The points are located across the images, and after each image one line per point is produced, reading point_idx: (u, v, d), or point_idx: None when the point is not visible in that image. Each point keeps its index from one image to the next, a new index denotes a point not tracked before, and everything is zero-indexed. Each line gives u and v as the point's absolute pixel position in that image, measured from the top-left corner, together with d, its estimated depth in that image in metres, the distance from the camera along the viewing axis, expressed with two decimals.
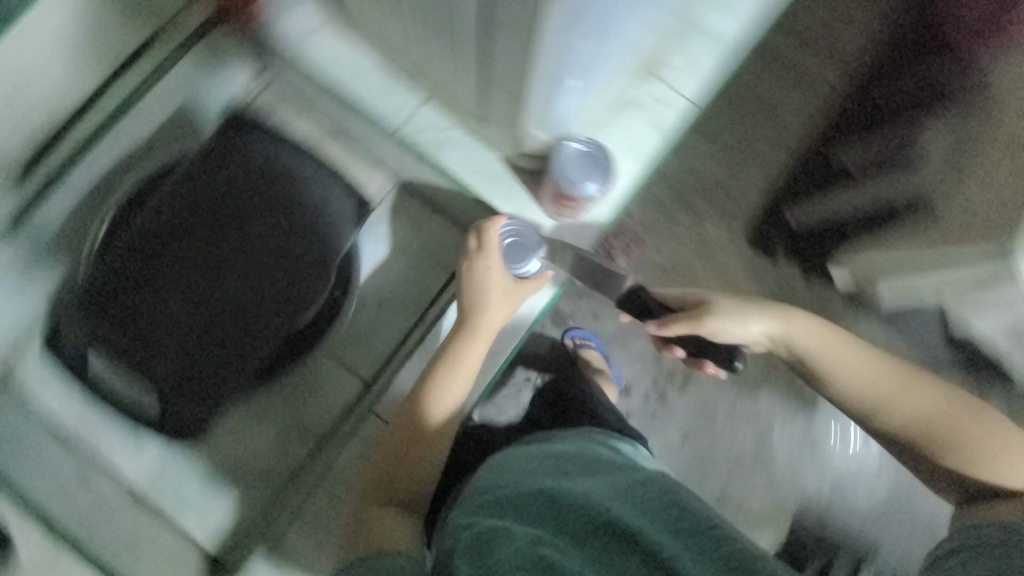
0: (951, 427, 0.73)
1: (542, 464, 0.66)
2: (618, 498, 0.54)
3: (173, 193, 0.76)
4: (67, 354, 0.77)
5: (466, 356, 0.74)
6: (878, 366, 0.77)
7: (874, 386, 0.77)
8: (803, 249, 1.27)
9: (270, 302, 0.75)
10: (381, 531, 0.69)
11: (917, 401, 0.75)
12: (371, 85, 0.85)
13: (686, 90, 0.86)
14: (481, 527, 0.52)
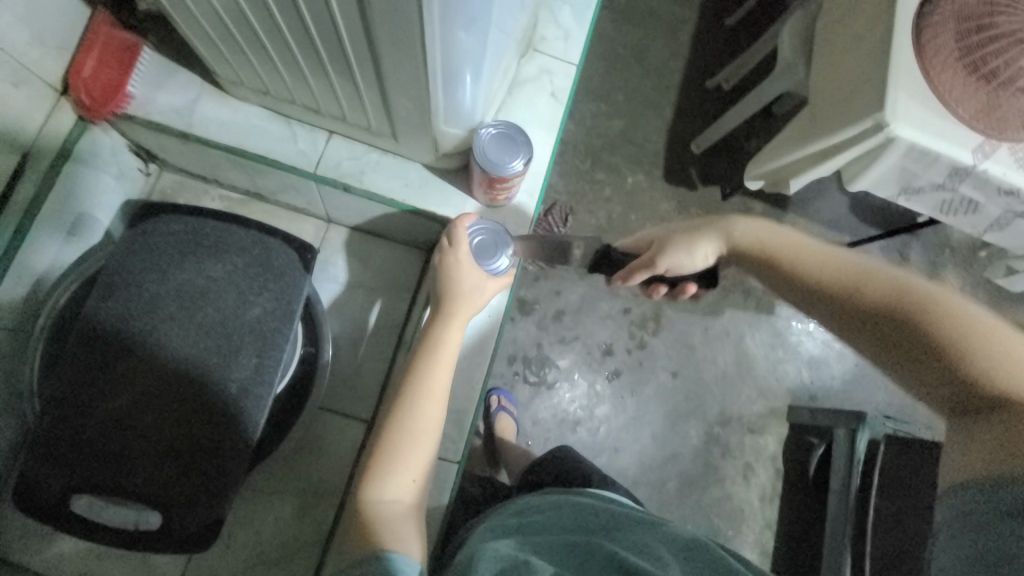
0: (923, 309, 0.55)
1: (563, 515, 0.68)
2: (627, 549, 0.56)
3: (101, 304, 0.71)
4: (30, 509, 0.66)
5: (445, 349, 0.71)
6: (843, 269, 0.59)
7: (831, 267, 0.60)
8: (717, 176, 1.58)
9: (236, 370, 0.71)
10: (377, 525, 0.57)
11: (879, 292, 0.57)
12: (270, 136, 0.81)
13: (569, 56, 0.90)
14: (508, 549, 0.55)
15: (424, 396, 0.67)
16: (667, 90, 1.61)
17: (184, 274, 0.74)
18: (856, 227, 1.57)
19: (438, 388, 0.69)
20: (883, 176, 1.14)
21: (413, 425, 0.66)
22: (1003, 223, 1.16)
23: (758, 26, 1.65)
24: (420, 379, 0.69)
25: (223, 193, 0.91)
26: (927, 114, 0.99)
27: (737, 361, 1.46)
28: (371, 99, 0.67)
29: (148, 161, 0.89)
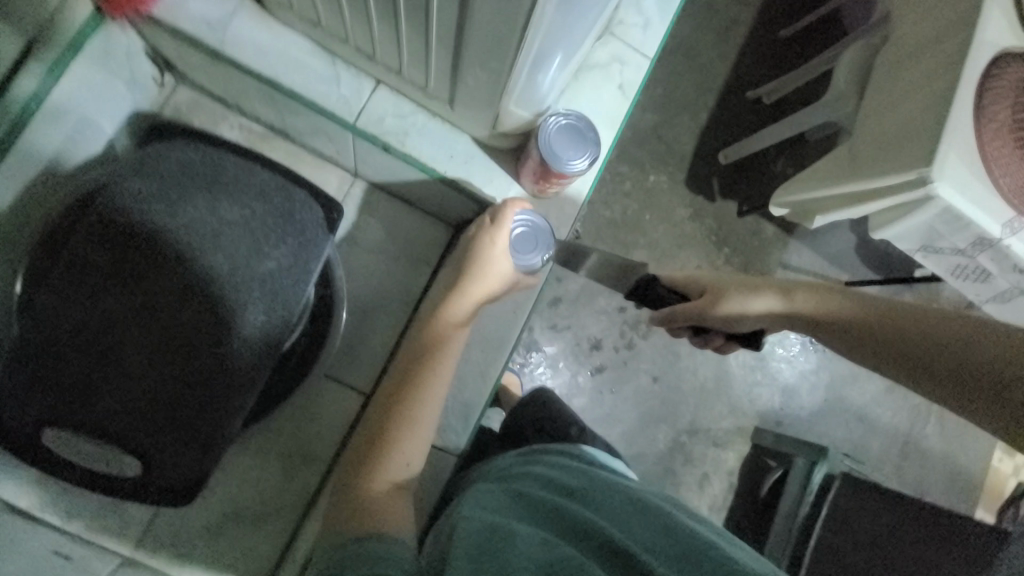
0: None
1: (542, 474, 0.61)
2: (620, 524, 0.50)
3: (101, 229, 0.64)
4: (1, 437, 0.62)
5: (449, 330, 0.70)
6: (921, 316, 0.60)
7: (867, 317, 0.61)
8: (737, 192, 1.55)
9: (240, 327, 0.66)
10: (368, 504, 0.54)
11: (987, 346, 0.54)
12: (311, 73, 0.73)
13: (644, 48, 0.83)
14: (485, 525, 0.48)
15: (427, 379, 0.66)
16: (709, 93, 1.55)
17: (196, 213, 0.67)
18: (857, 268, 1.58)
19: (441, 373, 0.67)
20: (908, 229, 1.12)
21: (415, 408, 0.64)
22: (1006, 298, 1.18)
23: (812, 43, 1.58)
24: (426, 361, 0.67)
25: (245, 122, 0.82)
26: (973, 180, 0.95)
27: (716, 378, 1.48)
28: (438, 60, 0.60)
29: (164, 72, 0.79)
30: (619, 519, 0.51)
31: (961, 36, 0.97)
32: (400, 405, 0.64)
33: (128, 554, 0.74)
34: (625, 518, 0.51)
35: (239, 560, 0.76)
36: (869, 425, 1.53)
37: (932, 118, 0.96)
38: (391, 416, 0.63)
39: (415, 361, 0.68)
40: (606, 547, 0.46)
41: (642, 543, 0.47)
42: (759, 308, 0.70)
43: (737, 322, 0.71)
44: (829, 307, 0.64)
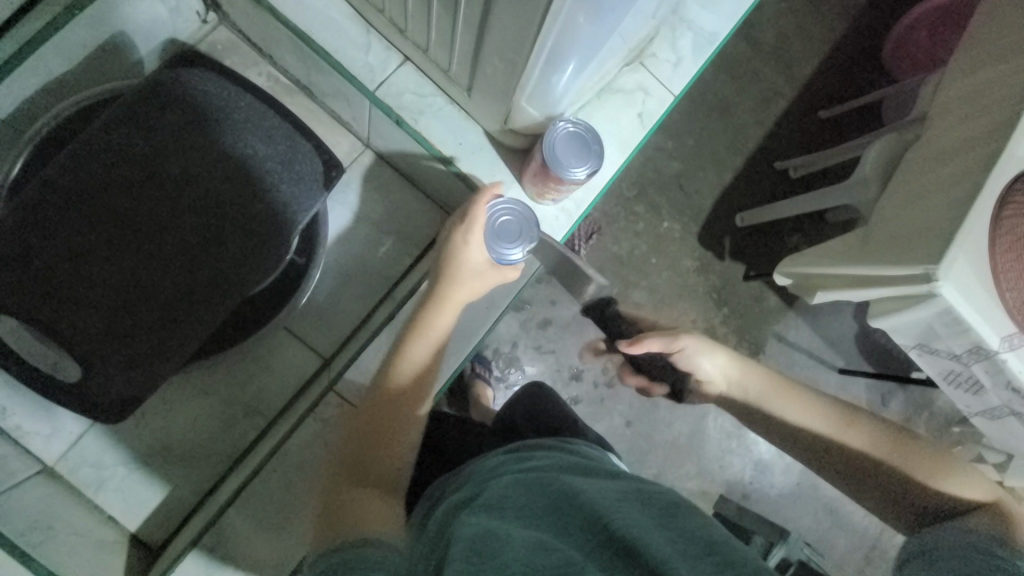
0: (912, 451, 0.72)
1: (535, 465, 0.57)
2: (618, 507, 0.46)
3: (107, 136, 0.65)
4: None
5: (432, 334, 0.71)
6: (836, 413, 0.76)
7: (816, 413, 0.77)
8: (747, 256, 1.54)
9: (220, 258, 0.67)
10: (349, 509, 0.57)
11: (855, 438, 0.74)
12: (344, 37, 0.76)
13: (672, 85, 0.85)
14: (480, 529, 0.43)
15: (409, 402, 0.68)
16: (737, 154, 1.56)
17: (200, 141, 0.69)
18: (854, 358, 1.55)
19: (422, 397, 0.69)
20: (906, 325, 1.05)
21: (395, 424, 0.66)
22: (997, 415, 1.12)
23: (849, 130, 1.59)
24: (409, 382, 0.69)
25: (273, 73, 0.86)
26: (979, 287, 0.89)
27: (690, 435, 1.45)
28: (462, 43, 0.63)
29: (209, 10, 0.81)
30: (624, 507, 0.46)
31: (989, 146, 0.93)
32: (380, 422, 0.66)
33: (49, 463, 0.74)
34: (631, 507, 0.46)
35: (157, 495, 0.76)
36: (837, 519, 1.47)
37: (937, 210, 0.97)
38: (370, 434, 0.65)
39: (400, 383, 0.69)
40: (602, 532, 0.42)
41: (649, 532, 0.42)
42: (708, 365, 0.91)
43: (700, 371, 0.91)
44: (775, 404, 0.81)
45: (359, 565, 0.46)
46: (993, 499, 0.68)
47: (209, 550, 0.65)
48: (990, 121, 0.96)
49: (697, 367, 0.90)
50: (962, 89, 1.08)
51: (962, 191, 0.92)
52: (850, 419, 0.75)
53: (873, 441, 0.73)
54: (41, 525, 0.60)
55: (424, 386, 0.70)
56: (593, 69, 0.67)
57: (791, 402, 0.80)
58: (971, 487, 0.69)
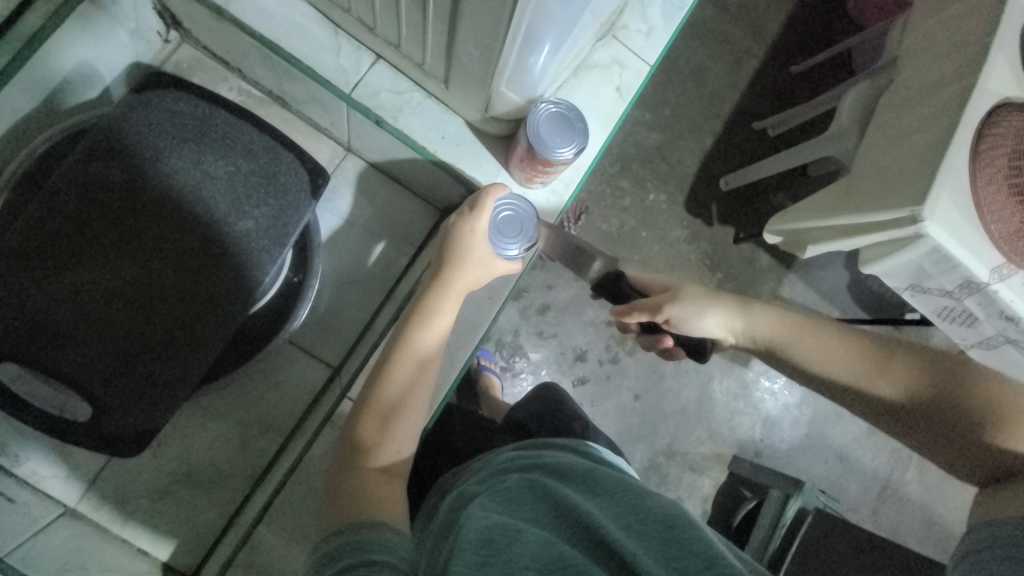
0: (962, 387, 0.64)
1: (538, 468, 0.60)
2: (616, 513, 0.49)
3: (84, 167, 0.64)
4: None
5: (437, 322, 0.69)
6: (861, 360, 0.69)
7: (836, 358, 0.70)
8: (736, 219, 1.55)
9: (213, 281, 0.66)
10: (360, 495, 0.57)
11: (888, 383, 0.68)
12: (313, 41, 0.75)
13: (646, 54, 0.85)
14: (488, 521, 0.47)
15: (407, 407, 0.64)
16: (714, 117, 1.57)
17: (180, 164, 0.68)
18: (848, 307, 1.57)
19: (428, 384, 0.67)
20: (896, 268, 1.08)
21: (393, 428, 0.63)
22: (992, 344, 1.14)
23: (822, 82, 1.60)
24: (409, 382, 0.65)
25: (244, 86, 0.86)
26: (963, 223, 0.91)
27: (698, 401, 1.47)
28: (434, 35, 0.62)
29: (170, 28, 0.82)
30: (621, 511, 0.49)
31: (963, 83, 0.94)
32: (385, 418, 0.64)
33: (71, 503, 0.74)
34: (626, 511, 0.49)
35: (184, 523, 0.77)
36: (848, 465, 1.51)
37: (910, 149, 0.98)
38: (373, 428, 0.62)
39: (394, 400, 0.64)
40: (605, 541, 0.44)
41: (641, 541, 0.45)
42: (714, 321, 0.76)
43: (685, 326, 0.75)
44: (793, 349, 0.73)
45: (367, 552, 0.47)
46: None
47: (247, 566, 0.67)
48: (960, 59, 0.97)
49: (698, 333, 0.76)
50: (929, 29, 1.08)
51: (939, 129, 0.94)
52: (877, 358, 0.69)
53: (907, 383, 0.67)
54: (72, 566, 0.61)
55: (420, 392, 0.66)
56: (568, 47, 0.67)
57: (815, 350, 0.72)
58: None
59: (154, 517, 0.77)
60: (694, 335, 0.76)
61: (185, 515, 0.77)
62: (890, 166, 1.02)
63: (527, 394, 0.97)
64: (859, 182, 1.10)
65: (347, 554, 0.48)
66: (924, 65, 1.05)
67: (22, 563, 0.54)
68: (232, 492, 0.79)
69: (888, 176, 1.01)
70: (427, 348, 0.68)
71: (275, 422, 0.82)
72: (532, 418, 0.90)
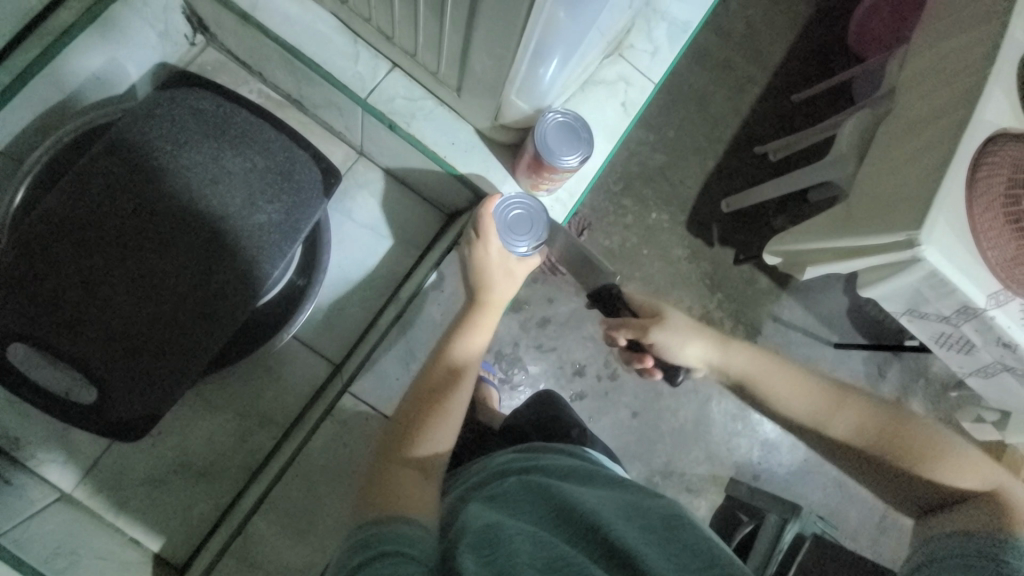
0: (897, 436, 0.65)
1: (537, 470, 0.60)
2: (614, 515, 0.49)
3: (106, 160, 0.66)
4: None
5: (474, 333, 0.72)
6: (821, 398, 0.69)
7: (772, 384, 0.71)
8: (736, 240, 1.58)
9: (225, 273, 0.68)
10: (393, 487, 0.56)
11: (846, 423, 0.67)
12: (333, 48, 0.78)
13: (651, 73, 0.88)
14: (489, 522, 0.48)
15: (445, 407, 0.65)
16: (717, 141, 1.61)
17: (199, 159, 0.70)
18: (847, 332, 1.58)
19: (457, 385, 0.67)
20: (893, 291, 1.09)
21: (428, 427, 0.63)
22: (990, 372, 1.15)
23: (823, 111, 1.64)
24: (442, 385, 0.66)
25: (263, 89, 0.89)
26: (959, 247, 0.93)
27: (696, 421, 1.46)
28: (450, 45, 0.65)
29: (197, 32, 0.86)
30: (620, 511, 0.50)
31: (960, 112, 0.97)
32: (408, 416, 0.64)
33: (66, 490, 0.75)
34: (627, 511, 0.50)
35: (178, 515, 0.77)
36: (847, 492, 1.49)
37: (906, 175, 1.01)
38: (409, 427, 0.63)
39: (424, 399, 0.65)
40: (602, 541, 0.45)
41: (643, 538, 0.45)
42: (693, 352, 0.76)
43: (665, 350, 0.75)
44: (760, 388, 0.72)
45: (386, 544, 0.47)
46: (993, 487, 0.61)
47: (241, 558, 0.68)
48: (957, 90, 1.00)
49: (676, 359, 0.76)
50: (926, 62, 1.12)
51: (935, 156, 0.96)
52: (838, 399, 0.68)
53: (861, 423, 0.67)
54: (64, 551, 0.60)
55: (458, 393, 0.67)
56: (576, 61, 0.70)
57: (779, 379, 0.71)
58: (975, 475, 0.62)
59: (149, 507, 0.77)
60: (674, 361, 0.76)
61: (179, 508, 0.77)
62: (889, 189, 1.04)
63: (526, 401, 0.98)
64: (856, 206, 1.13)
65: (375, 543, 0.47)
66: (921, 96, 1.09)
67: (14, 545, 0.54)
68: (228, 485, 0.79)
69: (885, 199, 1.04)
70: (464, 355, 0.70)
71: (275, 418, 0.83)
72: (529, 423, 0.91)
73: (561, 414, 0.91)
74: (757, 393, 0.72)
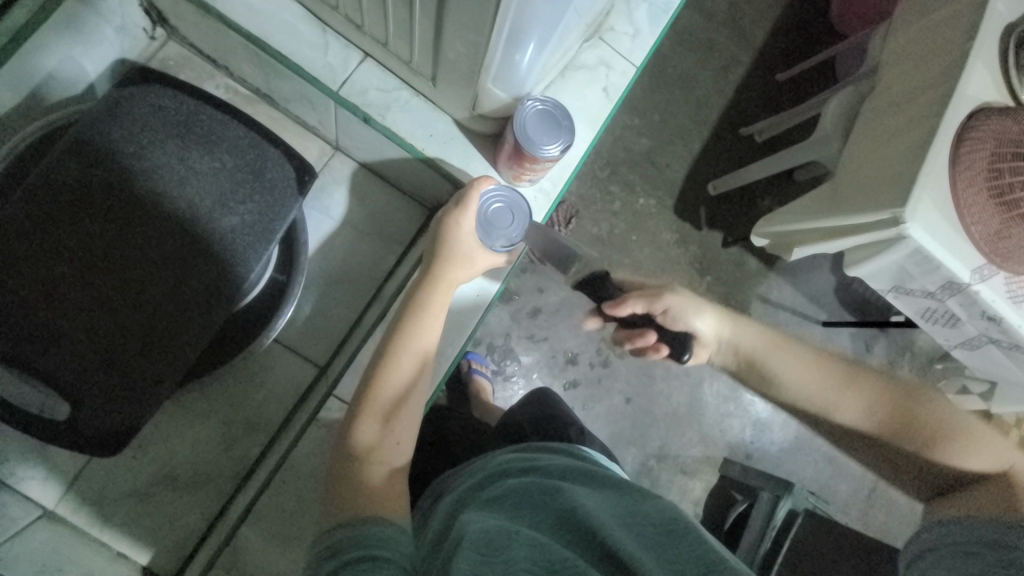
0: (893, 411, 0.64)
1: (535, 472, 0.59)
2: (614, 521, 0.49)
3: (64, 164, 0.63)
4: None
5: (437, 317, 0.68)
6: (837, 377, 0.67)
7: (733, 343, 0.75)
8: (723, 222, 1.57)
9: (200, 278, 0.66)
10: (357, 487, 0.56)
11: (859, 402, 0.66)
12: (300, 39, 0.75)
13: (633, 56, 0.86)
14: (488, 524, 0.47)
15: (408, 402, 0.64)
16: (702, 123, 1.59)
17: (165, 160, 0.67)
18: (834, 310, 1.59)
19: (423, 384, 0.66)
20: (880, 269, 1.09)
21: (393, 423, 0.62)
22: (975, 346, 1.16)
23: (806, 89, 1.63)
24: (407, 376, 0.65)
25: (231, 84, 0.86)
26: (945, 226, 0.93)
27: (688, 404, 1.47)
28: (423, 33, 0.63)
29: (156, 26, 0.82)
30: (619, 517, 0.49)
31: (943, 88, 0.96)
32: (375, 417, 0.62)
33: (49, 507, 0.73)
34: (627, 516, 0.49)
35: (165, 526, 0.76)
36: (837, 467, 1.52)
37: (888, 153, 1.01)
38: (373, 421, 0.61)
39: (399, 400, 0.64)
40: (603, 547, 0.44)
41: (641, 545, 0.45)
42: (705, 326, 0.75)
43: (676, 317, 0.74)
44: (770, 363, 0.71)
45: (365, 547, 0.47)
46: (1007, 467, 0.60)
47: (229, 569, 0.66)
48: (939, 65, 0.99)
49: (689, 326, 0.74)
50: (908, 37, 1.11)
51: (919, 132, 0.96)
52: (847, 378, 0.67)
53: (873, 401, 0.65)
54: (50, 568, 0.59)
55: (418, 389, 0.66)
56: (554, 45, 0.68)
57: (800, 366, 0.69)
58: (983, 456, 0.61)
59: (135, 520, 0.75)
60: (685, 327, 0.74)
61: (167, 519, 0.76)
62: (873, 168, 1.03)
63: (520, 399, 0.98)
64: (839, 185, 1.13)
65: (349, 547, 0.47)
66: (902, 72, 1.08)
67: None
68: (216, 491, 0.78)
69: (869, 178, 1.03)
70: (425, 347, 0.67)
71: (261, 422, 0.82)
72: (522, 419, 0.91)
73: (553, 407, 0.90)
74: (770, 378, 0.71)
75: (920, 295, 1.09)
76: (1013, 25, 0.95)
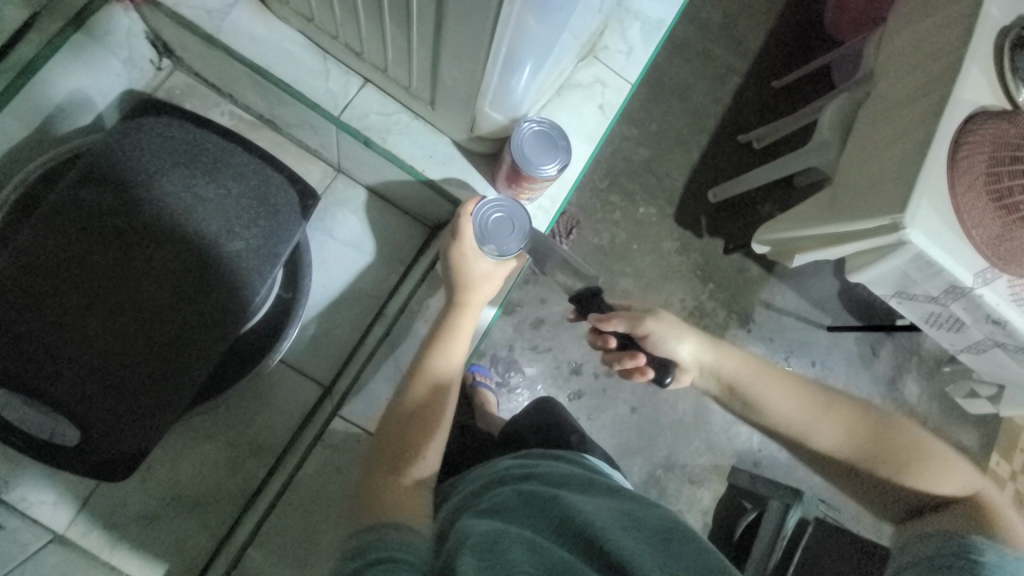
0: (874, 446, 0.63)
1: (535, 478, 0.59)
2: (615, 521, 0.48)
3: (73, 195, 0.65)
4: None
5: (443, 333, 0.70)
6: (810, 403, 0.66)
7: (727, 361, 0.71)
8: (724, 230, 1.57)
9: (205, 303, 0.67)
10: (377, 497, 0.56)
11: (836, 432, 0.65)
12: (302, 66, 0.77)
13: (627, 73, 0.88)
14: (484, 530, 0.48)
15: (432, 420, 0.65)
16: (700, 132, 1.60)
17: (171, 188, 0.69)
18: (839, 314, 1.59)
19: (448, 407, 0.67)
20: (882, 275, 1.09)
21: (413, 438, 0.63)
22: (981, 349, 1.16)
23: (803, 97, 1.64)
24: (420, 393, 0.66)
25: (236, 111, 0.88)
26: (944, 229, 0.93)
27: (694, 413, 1.47)
28: (420, 60, 0.65)
29: (163, 56, 0.84)
30: (617, 516, 0.49)
31: (938, 94, 0.97)
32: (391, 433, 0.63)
33: (60, 530, 0.74)
34: (625, 519, 0.48)
35: (175, 546, 0.77)
36: None
37: (885, 161, 1.01)
38: (396, 439, 0.63)
39: (414, 414, 0.65)
40: (600, 552, 0.44)
41: (640, 543, 0.45)
42: (686, 352, 0.73)
43: (659, 347, 0.72)
44: (749, 387, 0.68)
45: (387, 549, 0.47)
46: (973, 491, 0.62)
47: None
48: (933, 71, 1.00)
49: (672, 355, 0.71)
50: (902, 46, 1.12)
51: (914, 140, 0.96)
52: (827, 405, 0.66)
53: (849, 433, 0.64)
54: None
55: (443, 412, 0.66)
56: (549, 67, 0.69)
57: (776, 390, 0.67)
58: (954, 482, 0.62)
59: (145, 541, 0.76)
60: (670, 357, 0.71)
61: (177, 539, 0.77)
62: (870, 175, 1.04)
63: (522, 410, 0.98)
64: (835, 192, 1.14)
65: (372, 549, 0.47)
66: (896, 81, 1.09)
67: None
68: (223, 511, 0.79)
69: (865, 185, 1.04)
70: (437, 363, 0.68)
71: (268, 441, 0.83)
72: (525, 430, 0.91)
73: (558, 420, 0.91)
74: (751, 404, 0.69)
75: (924, 299, 1.08)
76: (1005, 30, 0.96)
